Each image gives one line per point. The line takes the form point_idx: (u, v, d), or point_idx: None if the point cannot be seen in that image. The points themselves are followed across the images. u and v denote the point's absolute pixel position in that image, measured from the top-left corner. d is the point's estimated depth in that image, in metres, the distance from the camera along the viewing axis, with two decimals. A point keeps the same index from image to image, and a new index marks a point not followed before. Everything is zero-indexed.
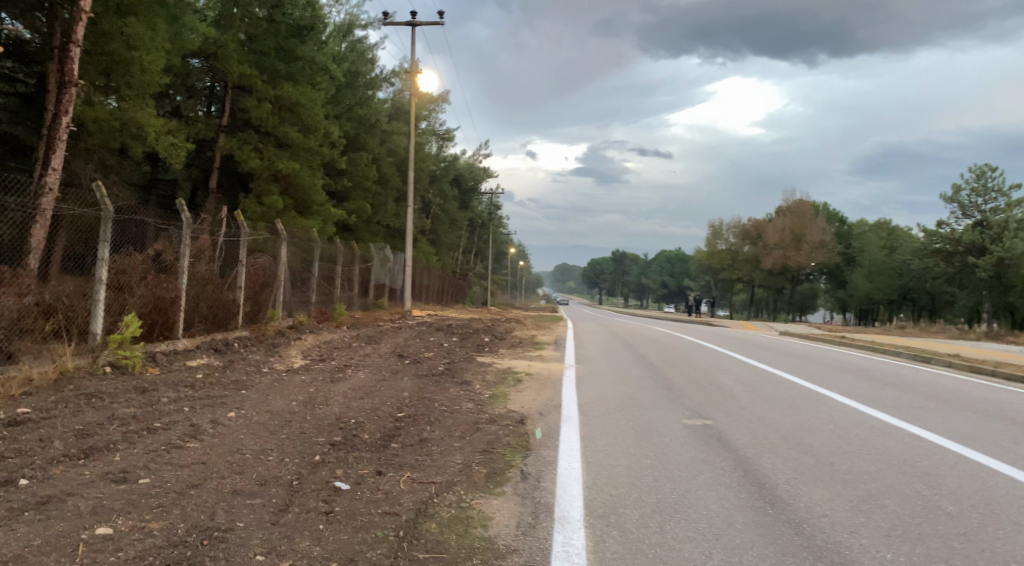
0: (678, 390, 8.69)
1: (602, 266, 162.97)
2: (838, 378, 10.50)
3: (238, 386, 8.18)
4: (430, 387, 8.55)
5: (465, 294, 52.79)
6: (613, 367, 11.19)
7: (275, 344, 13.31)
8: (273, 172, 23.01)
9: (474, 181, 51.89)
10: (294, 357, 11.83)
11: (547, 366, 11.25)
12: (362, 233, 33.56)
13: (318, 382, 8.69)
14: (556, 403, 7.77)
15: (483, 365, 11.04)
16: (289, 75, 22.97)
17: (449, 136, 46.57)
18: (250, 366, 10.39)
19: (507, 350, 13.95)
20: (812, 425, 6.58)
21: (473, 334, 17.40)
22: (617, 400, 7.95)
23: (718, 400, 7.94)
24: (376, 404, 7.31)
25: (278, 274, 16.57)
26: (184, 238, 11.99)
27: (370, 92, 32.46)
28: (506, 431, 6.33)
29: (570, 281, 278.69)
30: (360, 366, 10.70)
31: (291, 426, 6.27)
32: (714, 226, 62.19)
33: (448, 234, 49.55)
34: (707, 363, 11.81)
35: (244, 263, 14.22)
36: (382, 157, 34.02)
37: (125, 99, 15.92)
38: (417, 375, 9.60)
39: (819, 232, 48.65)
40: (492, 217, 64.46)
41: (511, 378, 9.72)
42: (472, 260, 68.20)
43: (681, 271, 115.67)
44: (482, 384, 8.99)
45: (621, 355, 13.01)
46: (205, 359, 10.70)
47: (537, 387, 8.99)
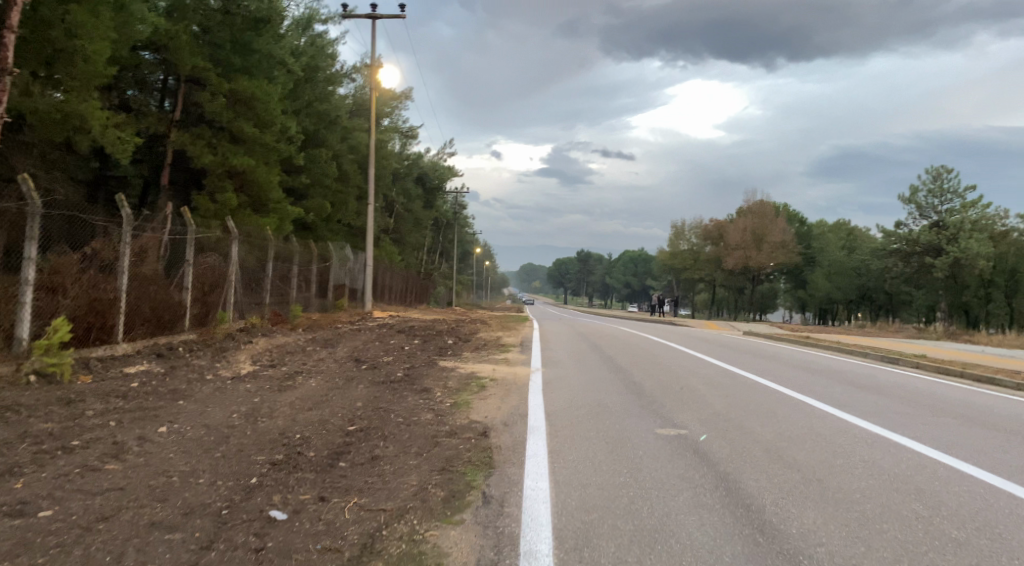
0: (650, 395, 8.27)
1: (567, 266, 163.30)
2: (811, 381, 10.21)
3: (176, 396, 7.50)
4: (387, 396, 7.98)
5: (428, 294, 52.12)
6: (580, 369, 10.76)
7: (224, 349, 12.57)
8: (228, 169, 22.12)
9: (437, 179, 51.21)
10: (243, 363, 11.14)
11: (512, 370, 10.75)
12: (321, 232, 32.70)
13: (264, 391, 8.05)
14: (521, 412, 7.27)
15: (443, 370, 10.50)
16: (245, 68, 22.09)
17: (412, 134, 45.86)
18: (193, 373, 9.68)
19: (469, 353, 13.43)
20: (792, 434, 6.21)
21: (435, 336, 16.83)
22: (586, 408, 7.49)
23: (692, 406, 7.53)
24: (326, 417, 6.72)
25: (230, 275, 15.77)
26: (124, 235, 11.21)
27: (331, 88, 31.62)
28: (466, 446, 5.81)
29: (535, 281, 279.08)
30: (313, 373, 10.06)
31: (228, 443, 5.66)
32: (677, 226, 62.46)
33: (412, 233, 48.77)
34: (676, 365, 11.44)
35: (192, 263, 13.44)
36: (343, 155, 33.22)
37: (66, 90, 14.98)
38: (373, 382, 9.00)
39: (781, 232, 49.08)
40: (456, 216, 63.80)
41: (474, 384, 9.19)
42: (436, 260, 67.45)
43: (645, 271, 116.38)
44: (442, 392, 8.44)
45: (588, 357, 12.58)
46: (146, 366, 9.96)
47: (501, 394, 8.48)
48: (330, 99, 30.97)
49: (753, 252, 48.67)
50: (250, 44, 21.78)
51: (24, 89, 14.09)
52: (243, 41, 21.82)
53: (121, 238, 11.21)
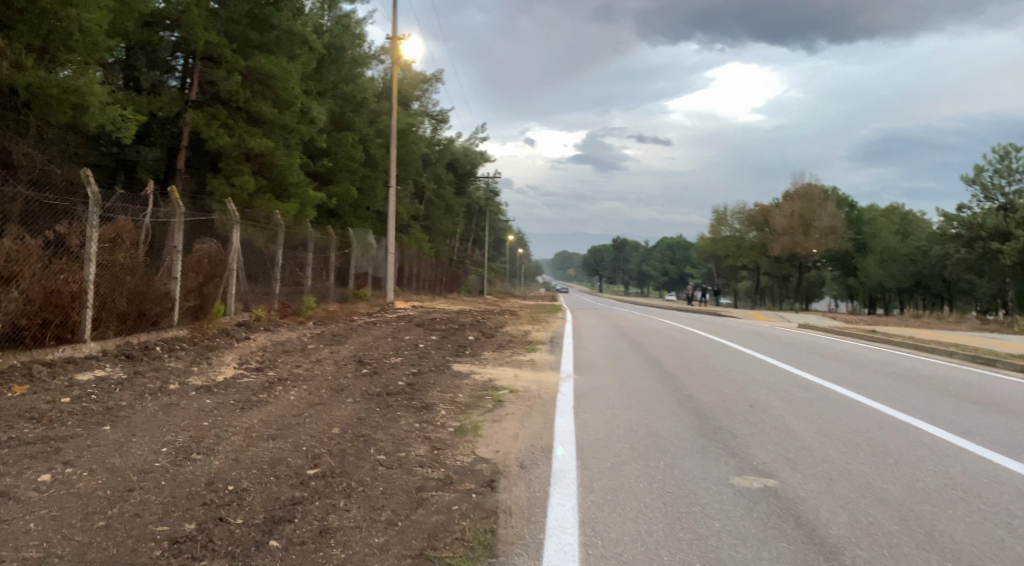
0: (713, 417, 6.57)
1: (602, 254, 160.63)
2: (903, 391, 8.39)
3: (106, 418, 5.83)
4: (377, 416, 6.29)
5: (460, 283, 50.62)
6: (621, 376, 9.06)
7: (211, 347, 11.03)
8: (244, 151, 20.64)
9: (470, 164, 49.48)
10: (225, 366, 9.54)
11: (538, 376, 9.00)
12: (347, 218, 31.23)
13: (222, 408, 6.37)
14: (544, 445, 5.52)
15: (458, 377, 8.78)
16: (263, 45, 20.57)
17: (443, 117, 44.20)
18: (158, 381, 8.06)
19: (491, 352, 11.72)
20: (927, 490, 4.48)
21: (457, 331, 15.17)
22: (633, 437, 5.79)
23: (769, 438, 5.81)
24: (283, 452, 5.05)
25: (231, 264, 14.23)
26: (91, 217, 9.64)
27: (357, 67, 30.06)
28: (463, 508, 4.09)
29: (570, 269, 276.42)
30: (301, 381, 8.41)
31: (126, 501, 4.00)
32: (718, 211, 60.01)
33: (443, 220, 47.21)
34: (736, 371, 9.63)
35: (181, 250, 11.90)
36: (370, 139, 31.69)
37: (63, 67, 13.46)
38: (365, 395, 7.30)
39: (830, 218, 46.36)
40: (489, 202, 62.04)
41: (490, 398, 7.44)
42: (469, 247, 65.81)
43: (683, 258, 113.39)
44: (448, 411, 6.72)
45: (629, 358, 10.86)
46: (107, 371, 8.39)
47: (522, 413, 6.75)
48: (357, 80, 29.47)
49: (800, 238, 46.06)
50: (269, 20, 20.25)
51: (15, 61, 12.45)
52: (261, 16, 20.28)
53: (89, 219, 9.65)
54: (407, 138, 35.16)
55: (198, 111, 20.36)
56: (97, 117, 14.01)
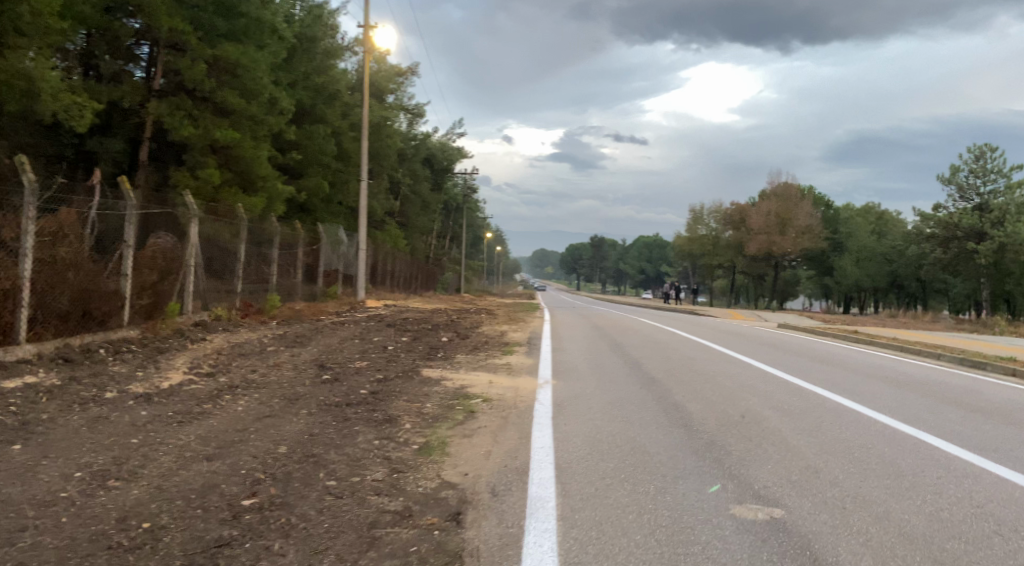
0: (704, 431, 6.01)
1: (579, 252, 160.47)
2: (900, 398, 7.90)
3: (18, 433, 5.06)
4: (333, 432, 5.61)
5: (436, 281, 49.91)
6: (602, 382, 8.48)
7: (162, 350, 10.24)
8: (210, 142, 19.72)
9: (446, 160, 48.70)
10: (174, 371, 8.78)
11: (514, 383, 8.37)
12: (319, 214, 30.35)
13: (157, 422, 5.63)
14: (519, 466, 4.89)
15: (428, 384, 8.13)
16: (230, 33, 19.68)
17: (419, 112, 43.37)
18: (93, 388, 7.28)
19: (463, 355, 11.05)
20: (956, 521, 3.93)
21: (429, 332, 14.48)
22: (619, 454, 5.21)
23: (769, 458, 5.26)
24: (218, 477, 4.36)
25: (189, 259, 13.39)
26: (26, 209, 8.83)
27: (330, 59, 29.18)
28: (421, 550, 3.47)
29: (547, 267, 276.31)
30: (253, 389, 7.68)
31: (14, 546, 3.30)
32: (695, 210, 59.89)
33: (419, 217, 46.42)
34: (724, 376, 9.10)
35: (131, 244, 11.07)
36: (343, 133, 30.84)
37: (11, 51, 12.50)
38: (323, 406, 6.61)
39: (806, 216, 46.29)
40: (466, 198, 61.33)
41: (460, 408, 6.79)
42: (445, 244, 65.07)
43: (660, 256, 113.32)
44: (412, 424, 6.06)
45: (609, 362, 10.30)
46: (38, 377, 7.59)
47: (495, 426, 6.12)
48: (329, 72, 28.59)
49: (776, 237, 45.95)
50: (237, 7, 19.37)
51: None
52: (229, 3, 19.39)
53: (23, 211, 8.84)
54: (381, 132, 34.33)
55: (161, 101, 19.41)
56: (49, 105, 13.10)
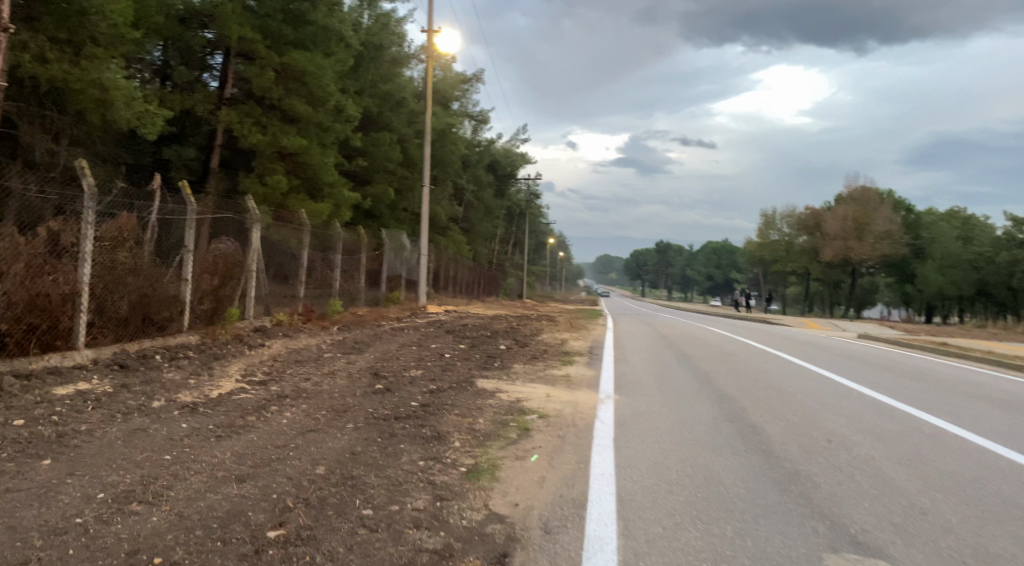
0: (785, 459, 5.39)
1: (644, 258, 158.06)
2: (1009, 422, 7.04)
3: (49, 447, 4.82)
4: (377, 450, 5.21)
5: (498, 287, 49.70)
6: (670, 398, 7.90)
7: (218, 355, 10.14)
8: (278, 149, 19.85)
9: (510, 166, 48.44)
10: (227, 378, 8.58)
11: (573, 397, 7.83)
12: (384, 220, 30.44)
13: (195, 437, 5.33)
14: (576, 497, 4.39)
15: (483, 397, 7.68)
16: (298, 41, 19.79)
17: (483, 118, 43.24)
18: (142, 396, 7.10)
19: (521, 366, 10.57)
20: None
21: (488, 339, 14.09)
22: (689, 486, 4.67)
23: (864, 494, 4.63)
24: (247, 502, 4.01)
25: (250, 264, 13.34)
26: (85, 213, 8.81)
27: (396, 66, 29.28)
28: None
29: (611, 273, 273.60)
30: (303, 399, 7.38)
31: None
32: (766, 215, 57.94)
33: (483, 223, 46.30)
34: (803, 393, 8.35)
35: (191, 249, 11.05)
36: (408, 139, 30.88)
37: (86, 60, 12.70)
38: (370, 420, 6.23)
39: (886, 221, 44.02)
40: (530, 204, 60.94)
41: (515, 425, 6.31)
42: (508, 250, 64.82)
43: (729, 263, 110.39)
44: (462, 443, 5.60)
45: (678, 374, 9.67)
46: (91, 385, 7.46)
47: (551, 447, 5.62)
48: (395, 79, 28.68)
49: (854, 242, 43.90)
50: (306, 15, 19.46)
51: (39, 54, 12.32)
52: (297, 11, 19.51)
53: (83, 215, 8.82)
54: (446, 138, 34.28)
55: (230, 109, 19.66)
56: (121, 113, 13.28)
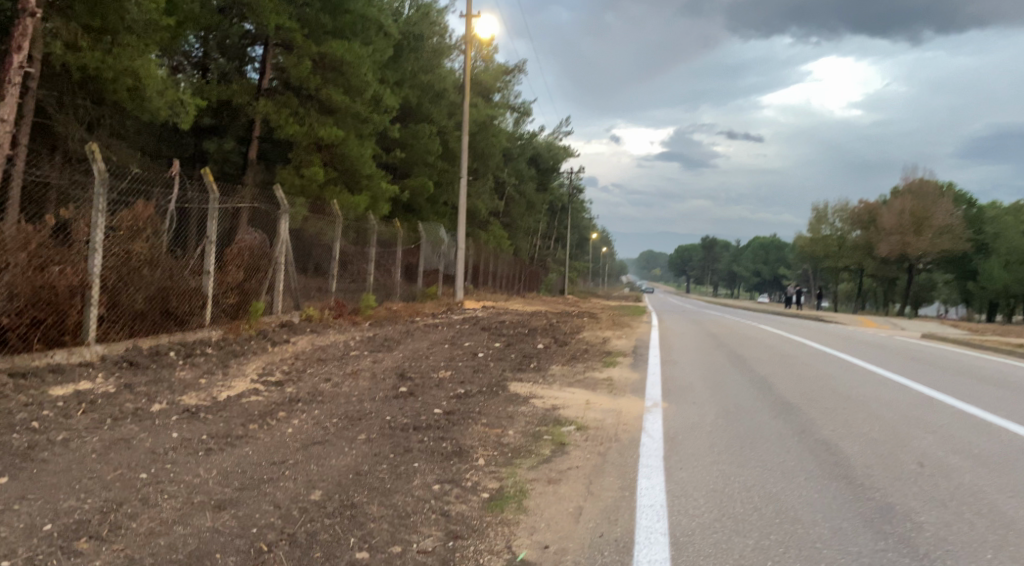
0: (873, 490, 4.53)
1: (690, 254, 155.28)
2: None
3: (10, 462, 4.19)
4: (385, 469, 4.47)
5: (540, 282, 48.92)
6: (725, 407, 7.04)
7: (239, 352, 9.55)
8: (316, 141, 19.22)
9: (552, 159, 47.48)
10: (242, 378, 7.96)
11: (616, 404, 7.01)
12: (424, 213, 29.85)
13: (182, 450, 4.67)
14: (619, 540, 3.61)
15: (516, 403, 6.89)
16: (336, 30, 19.16)
17: (525, 110, 42.34)
18: (143, 399, 6.49)
19: (560, 367, 9.75)
20: None
21: (525, 337, 13.31)
22: (759, 524, 3.88)
23: (981, 541, 3.76)
24: (217, 543, 3.31)
25: (278, 257, 12.75)
26: (96, 199, 8.28)
27: (437, 57, 28.64)
28: None
29: (654, 269, 270.30)
30: (318, 404, 6.70)
31: None
32: (818, 209, 55.85)
33: (524, 218, 45.49)
34: (877, 404, 7.38)
35: (214, 240, 10.50)
36: (448, 131, 30.19)
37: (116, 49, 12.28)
38: (386, 431, 5.52)
39: (947, 215, 41.75)
40: (573, 198, 59.78)
41: (548, 439, 5.51)
42: (550, 244, 63.88)
43: (777, 259, 107.46)
44: (486, 461, 4.83)
45: (732, 380, 8.77)
46: (91, 385, 6.88)
47: (591, 468, 4.82)
48: (435, 70, 28.01)
49: (911, 237, 41.83)
50: (344, 3, 18.85)
51: (70, 40, 11.84)
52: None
53: (93, 202, 8.29)
54: (487, 131, 33.53)
55: (267, 99, 19.15)
56: (151, 102, 12.81)
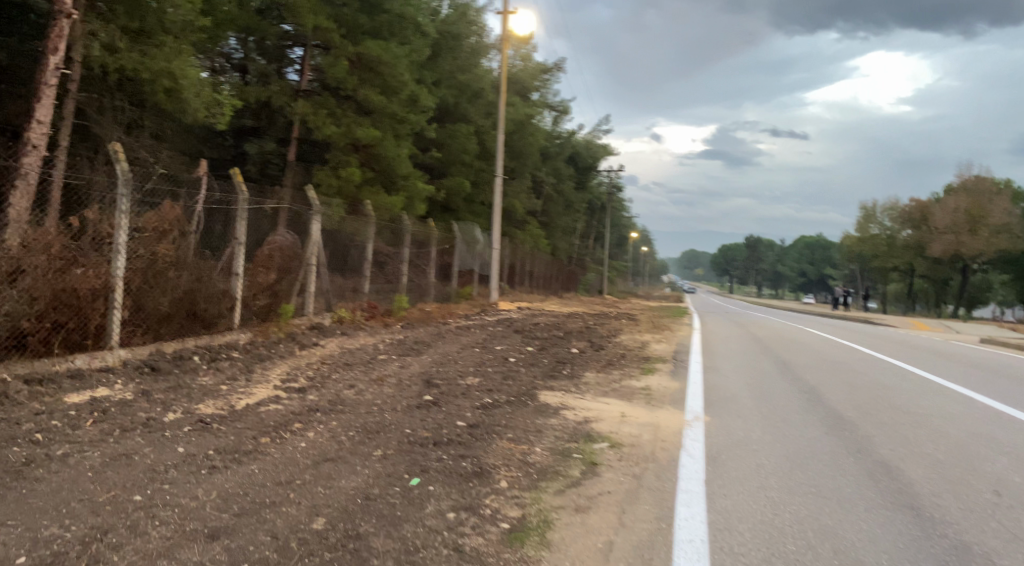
0: (945, 525, 4.02)
1: (733, 254, 152.36)
2: None
3: (1, 481, 3.96)
4: (397, 494, 4.11)
5: (578, 282, 48.27)
6: (772, 421, 6.52)
7: (266, 356, 9.32)
8: (353, 141, 18.99)
9: (591, 159, 46.86)
10: (263, 384, 7.70)
11: (654, 417, 6.55)
12: (461, 213, 29.57)
13: (183, 468, 4.39)
14: None
15: (546, 415, 6.47)
16: (373, 30, 18.92)
17: (564, 109, 41.79)
18: (157, 408, 6.26)
19: (595, 374, 9.29)
20: None
21: (559, 341, 12.86)
22: None
23: None
24: None
25: (309, 258, 12.54)
26: (119, 200, 8.13)
27: (475, 56, 28.30)
28: None
29: (696, 269, 266.64)
30: (338, 412, 6.38)
31: None
32: (867, 207, 54.13)
33: (562, 217, 44.96)
34: (941, 418, 6.76)
35: (242, 242, 10.33)
36: (486, 131, 29.85)
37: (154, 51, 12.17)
38: (403, 446, 5.15)
39: (1004, 213, 39.93)
40: (612, 197, 58.99)
41: (579, 458, 5.08)
42: (589, 244, 63.12)
43: (823, 259, 104.64)
44: (509, 483, 4.44)
45: (778, 390, 8.21)
46: (109, 392, 6.68)
47: (625, 494, 4.39)
48: (473, 70, 27.71)
49: (965, 236, 40.16)
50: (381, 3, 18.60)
51: (108, 42, 11.75)
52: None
53: (116, 204, 8.14)
54: (525, 130, 33.12)
55: (305, 100, 19.02)
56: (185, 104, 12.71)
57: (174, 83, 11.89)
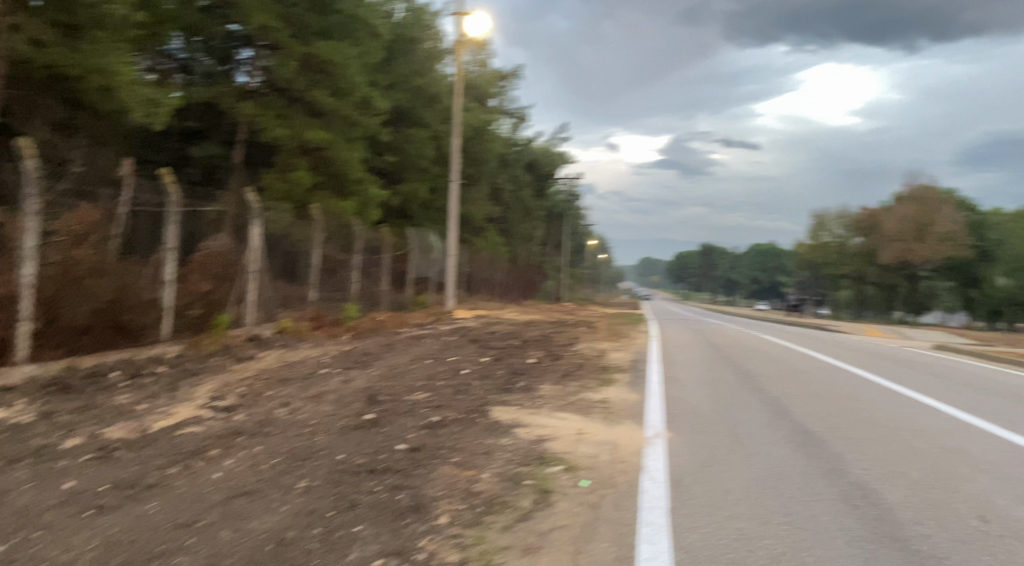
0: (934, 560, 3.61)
1: (690, 261, 154.17)
2: None
3: None
4: (315, 539, 3.52)
5: (536, 290, 47.83)
6: (738, 437, 6.10)
7: (195, 370, 8.59)
8: (303, 144, 18.01)
9: (549, 166, 46.56)
10: (187, 403, 7.00)
11: (613, 435, 6.07)
12: (417, 220, 28.89)
13: (65, 512, 3.74)
14: None
15: (496, 435, 5.92)
16: (323, 30, 18.14)
17: (522, 116, 41.39)
18: (57, 433, 5.54)
19: (551, 387, 8.77)
20: None
21: (515, 351, 12.32)
22: None
23: None
24: None
25: (249, 265, 11.78)
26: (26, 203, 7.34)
27: (431, 61, 27.68)
28: None
29: (653, 276, 269.45)
30: (265, 435, 5.73)
31: None
32: (818, 215, 55.04)
33: (521, 224, 44.51)
34: (912, 433, 6.41)
35: (172, 248, 9.55)
36: (442, 136, 29.23)
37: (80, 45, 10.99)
38: (331, 476, 4.55)
39: (950, 222, 40.82)
40: (571, 205, 58.88)
41: (530, 486, 4.55)
42: (547, 252, 62.82)
43: (776, 266, 106.31)
44: (449, 520, 3.89)
45: (742, 402, 7.81)
46: (5, 415, 5.93)
47: (581, 529, 3.89)
48: (429, 74, 27.12)
49: (913, 244, 40.91)
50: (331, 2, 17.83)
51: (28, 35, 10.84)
52: None
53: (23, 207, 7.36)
54: (482, 136, 32.58)
55: (252, 101, 18.05)
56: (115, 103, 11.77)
57: (106, 81, 11.01)
